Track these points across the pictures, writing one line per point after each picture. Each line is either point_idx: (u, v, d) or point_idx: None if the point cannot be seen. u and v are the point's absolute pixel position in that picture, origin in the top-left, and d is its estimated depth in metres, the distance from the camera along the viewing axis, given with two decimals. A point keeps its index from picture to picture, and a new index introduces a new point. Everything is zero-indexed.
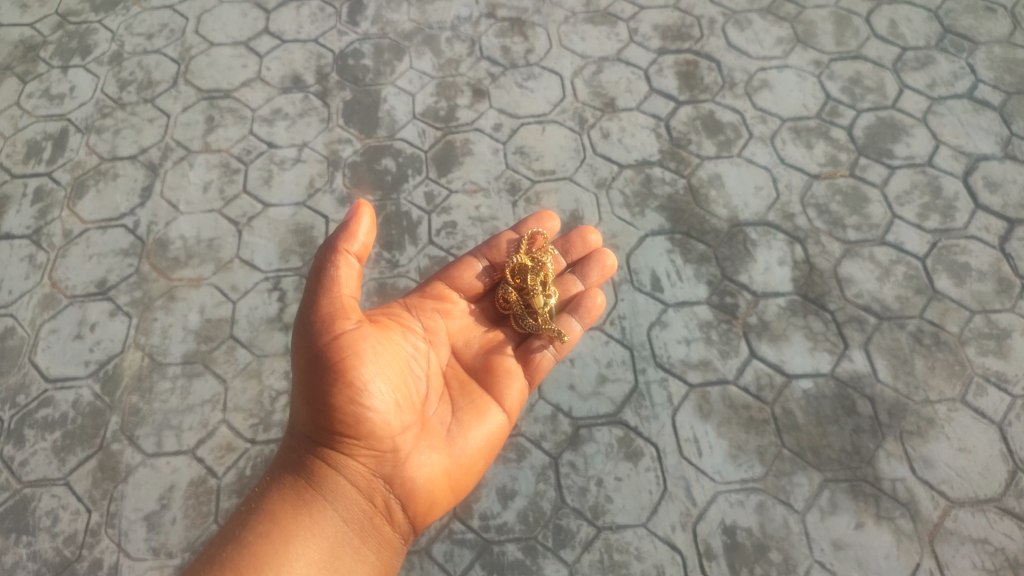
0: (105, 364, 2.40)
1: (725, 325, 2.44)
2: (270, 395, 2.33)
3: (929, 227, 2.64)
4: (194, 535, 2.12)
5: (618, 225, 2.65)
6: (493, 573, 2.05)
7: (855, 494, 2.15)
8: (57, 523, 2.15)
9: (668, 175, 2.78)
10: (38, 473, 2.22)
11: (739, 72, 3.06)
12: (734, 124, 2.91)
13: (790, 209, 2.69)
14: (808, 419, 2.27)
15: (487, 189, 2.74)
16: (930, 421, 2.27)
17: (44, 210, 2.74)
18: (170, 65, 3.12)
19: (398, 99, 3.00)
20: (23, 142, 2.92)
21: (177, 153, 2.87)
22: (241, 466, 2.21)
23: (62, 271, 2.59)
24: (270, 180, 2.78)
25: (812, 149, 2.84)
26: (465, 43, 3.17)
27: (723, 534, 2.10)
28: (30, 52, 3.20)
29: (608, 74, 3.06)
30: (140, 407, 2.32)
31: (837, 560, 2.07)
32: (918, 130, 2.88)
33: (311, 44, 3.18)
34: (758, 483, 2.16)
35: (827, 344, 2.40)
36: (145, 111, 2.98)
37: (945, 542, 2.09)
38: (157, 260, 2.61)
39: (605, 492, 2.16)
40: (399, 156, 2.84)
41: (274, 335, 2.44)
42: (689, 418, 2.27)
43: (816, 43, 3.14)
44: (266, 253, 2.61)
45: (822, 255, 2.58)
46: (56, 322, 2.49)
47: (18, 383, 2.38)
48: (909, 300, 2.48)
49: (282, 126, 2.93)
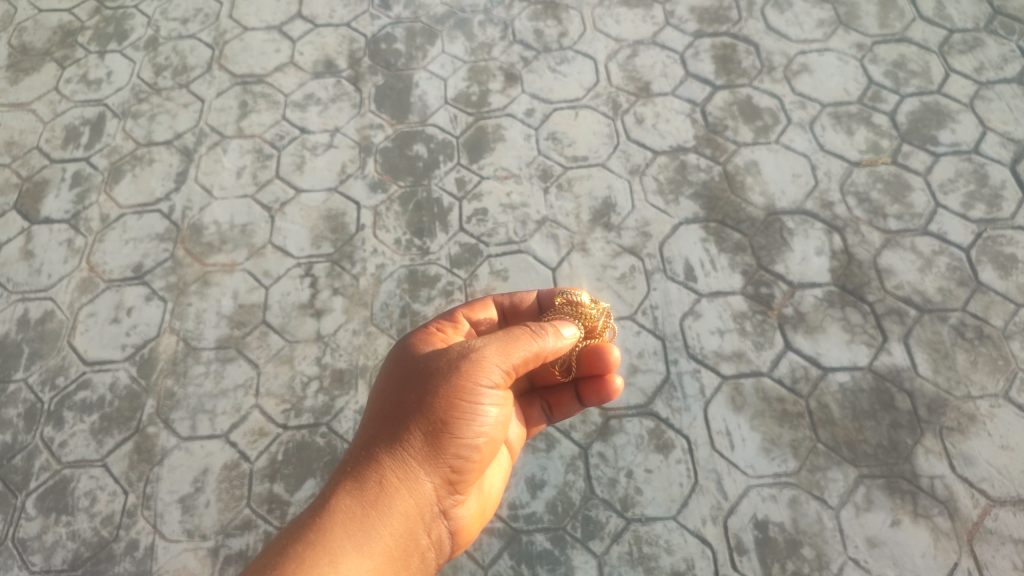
0: (141, 348, 2.44)
1: (760, 316, 2.40)
2: (301, 380, 2.35)
3: (974, 217, 2.56)
4: (227, 519, 2.15)
5: (652, 213, 2.62)
6: (521, 563, 2.05)
7: (891, 490, 2.11)
8: (95, 504, 2.19)
9: (703, 162, 2.73)
10: (77, 454, 2.26)
11: (779, 55, 2.99)
12: (772, 110, 2.84)
13: (829, 197, 2.63)
14: (844, 412, 2.23)
15: (519, 175, 2.72)
16: (971, 417, 2.21)
17: (82, 194, 2.78)
18: (204, 50, 3.13)
19: (430, 84, 2.98)
20: (62, 127, 2.96)
21: (212, 138, 2.88)
22: (273, 451, 2.24)
23: (99, 256, 2.63)
24: (302, 165, 2.79)
25: (853, 135, 2.77)
26: (498, 26, 3.13)
27: (755, 528, 2.07)
28: (68, 37, 3.23)
29: (642, 58, 3.01)
30: (175, 391, 2.36)
31: (871, 558, 2.03)
32: (965, 116, 2.78)
33: (344, 29, 3.16)
34: (791, 478, 2.13)
35: (865, 337, 2.35)
36: (180, 96, 3.00)
37: (984, 542, 2.04)
38: (192, 245, 2.63)
39: (635, 484, 2.15)
40: (430, 141, 2.82)
41: (306, 322, 2.46)
42: (721, 411, 2.24)
43: (859, 26, 3.05)
44: (298, 239, 2.62)
45: (861, 245, 2.52)
46: (94, 305, 2.53)
47: (57, 365, 2.42)
48: (951, 292, 2.42)
49: (314, 111, 2.93)
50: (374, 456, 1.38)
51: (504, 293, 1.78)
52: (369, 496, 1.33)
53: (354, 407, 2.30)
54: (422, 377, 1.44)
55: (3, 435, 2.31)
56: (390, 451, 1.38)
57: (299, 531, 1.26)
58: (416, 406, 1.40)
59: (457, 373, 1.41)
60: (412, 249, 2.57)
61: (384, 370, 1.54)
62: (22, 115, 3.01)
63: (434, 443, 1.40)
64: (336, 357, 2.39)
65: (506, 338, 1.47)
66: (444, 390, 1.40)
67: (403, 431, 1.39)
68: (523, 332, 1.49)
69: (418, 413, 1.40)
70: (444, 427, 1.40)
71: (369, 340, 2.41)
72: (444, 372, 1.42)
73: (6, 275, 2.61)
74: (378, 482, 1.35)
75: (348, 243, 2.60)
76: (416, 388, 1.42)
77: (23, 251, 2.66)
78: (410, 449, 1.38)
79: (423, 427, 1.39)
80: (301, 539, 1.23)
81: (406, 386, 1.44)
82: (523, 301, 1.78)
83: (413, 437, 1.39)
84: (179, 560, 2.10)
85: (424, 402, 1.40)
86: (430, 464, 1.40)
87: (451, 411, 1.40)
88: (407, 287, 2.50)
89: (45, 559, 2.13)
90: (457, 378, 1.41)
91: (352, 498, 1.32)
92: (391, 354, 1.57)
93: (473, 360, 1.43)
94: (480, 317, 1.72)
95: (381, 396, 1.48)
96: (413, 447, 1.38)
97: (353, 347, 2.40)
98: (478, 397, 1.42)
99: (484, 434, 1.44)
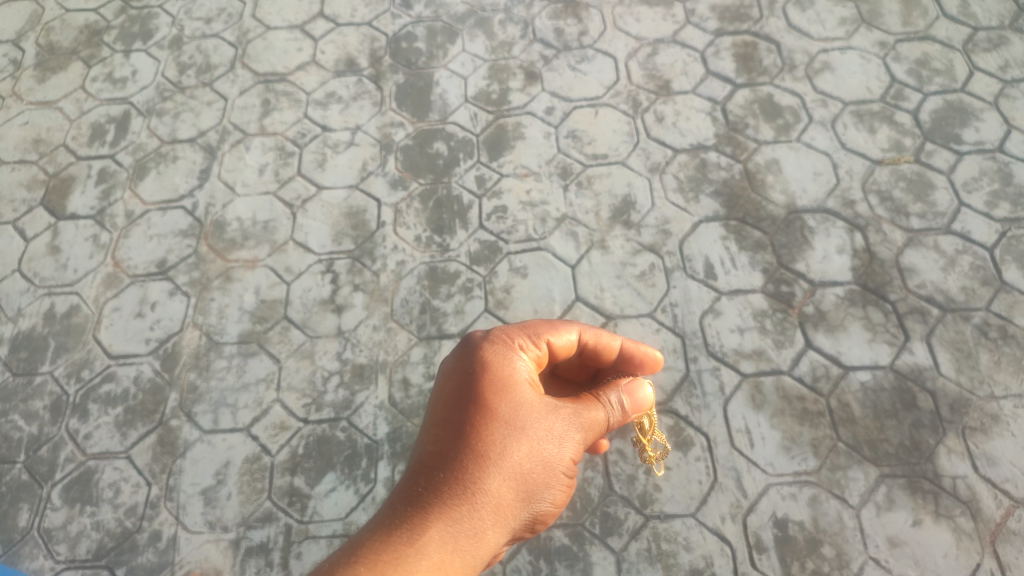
0: (165, 342, 2.47)
1: (780, 315, 2.39)
2: (322, 374, 2.37)
3: (998, 216, 2.54)
4: (249, 511, 2.18)
5: (672, 210, 2.61)
6: (540, 559, 2.06)
7: (913, 490, 2.09)
8: (119, 495, 2.22)
9: (724, 160, 2.72)
10: (102, 446, 2.30)
11: (800, 54, 2.97)
12: (794, 108, 2.83)
13: (851, 195, 2.61)
14: (865, 412, 2.21)
15: (539, 173, 2.73)
16: (994, 417, 2.19)
17: (107, 191, 2.81)
18: (227, 49, 3.16)
19: (451, 82, 2.99)
20: (88, 125, 3.00)
21: (234, 136, 2.91)
22: (294, 444, 2.26)
23: (124, 251, 2.66)
24: (323, 163, 2.81)
25: (876, 134, 2.75)
26: (519, 25, 3.14)
27: (774, 527, 2.07)
28: (94, 36, 3.28)
29: (663, 56, 3.00)
30: (198, 384, 2.38)
31: (892, 558, 2.02)
32: (989, 114, 2.76)
33: (365, 28, 3.19)
34: (811, 476, 2.12)
35: (887, 336, 2.33)
36: (204, 94, 3.04)
37: (1008, 543, 2.02)
38: (215, 241, 2.66)
39: (654, 481, 2.14)
40: (451, 139, 2.84)
41: (328, 317, 2.48)
42: (741, 409, 2.23)
43: (882, 23, 3.03)
44: (320, 236, 2.64)
45: (883, 244, 2.50)
46: (119, 300, 2.56)
47: (83, 358, 2.46)
48: (974, 292, 2.39)
49: (336, 109, 2.95)
50: (466, 499, 1.28)
51: (589, 327, 1.57)
52: (457, 544, 1.23)
53: (374, 402, 2.31)
54: (521, 427, 1.37)
55: (30, 426, 2.35)
56: (485, 501, 1.29)
57: (385, 571, 1.11)
58: (516, 464, 1.34)
59: (553, 449, 1.38)
60: (432, 247, 2.59)
61: (459, 385, 1.39)
62: (49, 113, 3.06)
63: (521, 505, 1.35)
64: (356, 352, 2.41)
65: (594, 412, 1.47)
66: (545, 459, 1.37)
67: (499, 483, 1.31)
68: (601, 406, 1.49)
69: (515, 473, 1.34)
70: (535, 492, 1.36)
71: (389, 335, 2.43)
72: (548, 440, 1.38)
73: (33, 269, 2.65)
74: (471, 531, 1.25)
75: (368, 240, 2.62)
76: (519, 443, 1.35)
77: (50, 246, 2.70)
78: (498, 503, 1.31)
79: (514, 486, 1.33)
80: None
81: (507, 434, 1.35)
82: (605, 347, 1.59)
83: (508, 494, 1.32)
84: (201, 552, 2.13)
85: (527, 465, 1.35)
86: (510, 523, 1.33)
87: (545, 482, 1.37)
88: (427, 282, 2.52)
89: (69, 548, 2.16)
90: (559, 454, 1.39)
91: (443, 545, 1.21)
92: (466, 367, 1.41)
93: (571, 437, 1.41)
94: (557, 341, 1.52)
95: (461, 422, 1.34)
96: (506, 502, 1.32)
97: (373, 343, 2.42)
98: (563, 476, 1.40)
99: (558, 505, 1.43)
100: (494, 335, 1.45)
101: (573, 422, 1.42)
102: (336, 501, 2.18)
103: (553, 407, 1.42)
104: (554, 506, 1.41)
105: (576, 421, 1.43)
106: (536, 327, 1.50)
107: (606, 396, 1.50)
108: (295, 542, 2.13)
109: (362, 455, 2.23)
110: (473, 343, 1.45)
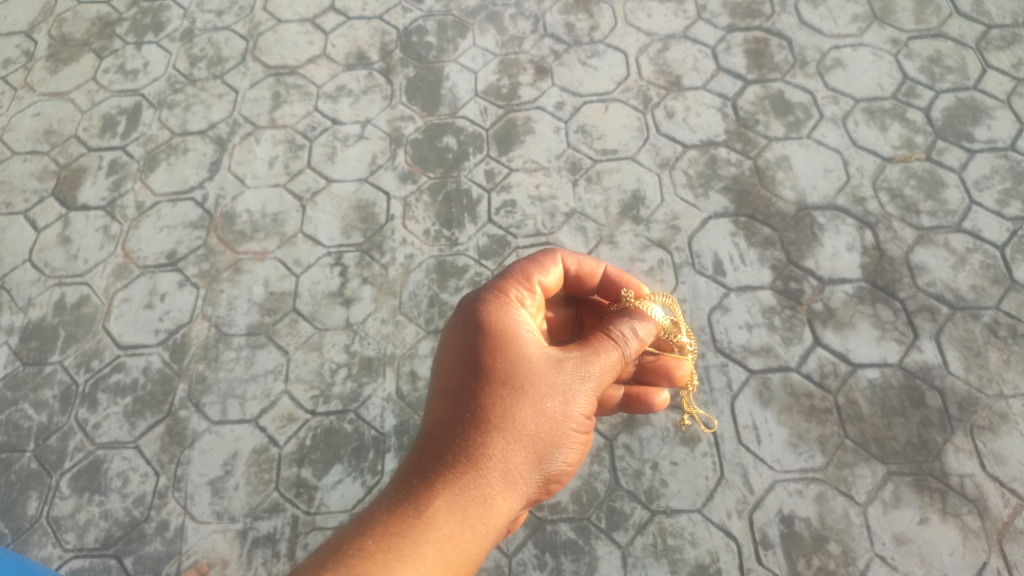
0: (174, 333, 2.48)
1: (789, 312, 2.38)
2: (330, 367, 2.38)
3: (1009, 215, 2.52)
4: (256, 501, 2.19)
5: (681, 206, 2.61)
6: (545, 552, 2.06)
7: (920, 488, 2.09)
8: (128, 484, 2.24)
9: (733, 156, 2.71)
10: (111, 436, 2.31)
11: (812, 50, 2.96)
12: (805, 105, 2.82)
13: (861, 193, 2.60)
14: (873, 409, 2.21)
15: (548, 167, 2.73)
16: (1002, 416, 2.18)
17: (118, 182, 2.83)
18: (238, 42, 3.17)
19: (461, 76, 2.99)
20: (99, 116, 3.01)
21: (245, 129, 2.92)
22: (301, 436, 2.27)
23: (134, 243, 2.68)
24: (333, 156, 2.82)
25: (887, 131, 2.73)
26: (529, 20, 3.13)
27: (780, 523, 2.07)
28: (106, 28, 3.29)
29: (673, 52, 3.00)
30: (207, 375, 2.40)
31: (898, 555, 2.02)
32: (1001, 112, 2.74)
33: (376, 21, 3.19)
34: (818, 473, 2.12)
35: (895, 334, 2.32)
36: (215, 86, 3.04)
37: (1015, 542, 2.02)
38: (224, 233, 2.67)
39: (660, 476, 2.15)
40: (460, 133, 2.84)
41: (336, 310, 2.48)
42: (748, 405, 2.23)
43: (895, 21, 3.01)
44: (329, 228, 2.65)
45: (892, 241, 2.49)
46: (129, 291, 2.58)
47: (93, 349, 2.47)
48: (984, 290, 2.38)
49: (346, 103, 2.96)
50: (472, 467, 1.25)
51: (570, 255, 1.57)
52: (466, 514, 1.21)
53: (381, 394, 2.32)
54: (526, 387, 1.32)
55: (40, 415, 2.37)
56: (492, 467, 1.27)
57: (395, 539, 1.13)
58: (522, 425, 1.30)
59: (562, 403, 1.33)
60: (441, 240, 2.59)
61: (461, 347, 1.36)
62: (61, 104, 3.07)
63: (534, 465, 1.32)
64: (364, 345, 2.41)
65: (604, 353, 1.39)
66: (552, 417, 1.32)
67: (506, 447, 1.28)
68: (615, 344, 1.41)
69: (523, 433, 1.30)
70: (546, 452, 1.33)
71: (397, 328, 2.43)
72: (554, 396, 1.32)
73: (44, 259, 2.67)
74: (479, 499, 1.24)
75: (377, 233, 2.63)
76: (524, 403, 1.30)
77: (61, 237, 2.72)
78: (507, 466, 1.28)
79: (524, 447, 1.30)
80: (392, 548, 1.11)
81: (509, 394, 1.30)
82: (590, 273, 1.60)
83: (517, 455, 1.29)
84: (209, 541, 2.14)
85: (533, 425, 1.30)
86: (524, 485, 1.31)
87: (556, 440, 1.33)
88: (435, 276, 2.52)
89: (78, 537, 2.18)
90: (567, 409, 1.33)
91: (452, 511, 1.20)
92: (466, 329, 1.37)
93: (580, 389, 1.34)
94: (547, 282, 1.51)
95: (464, 389, 1.32)
96: (515, 466, 1.29)
97: (381, 336, 2.43)
98: (574, 431, 1.35)
99: (575, 461, 1.39)
100: (489, 294, 1.40)
101: (581, 372, 1.35)
102: (343, 492, 2.18)
103: (557, 359, 1.35)
104: (569, 462, 1.37)
105: (585, 367, 1.36)
106: (524, 268, 1.48)
107: (615, 332, 1.42)
108: (302, 533, 2.14)
109: (369, 448, 2.24)
110: (471, 302, 1.42)
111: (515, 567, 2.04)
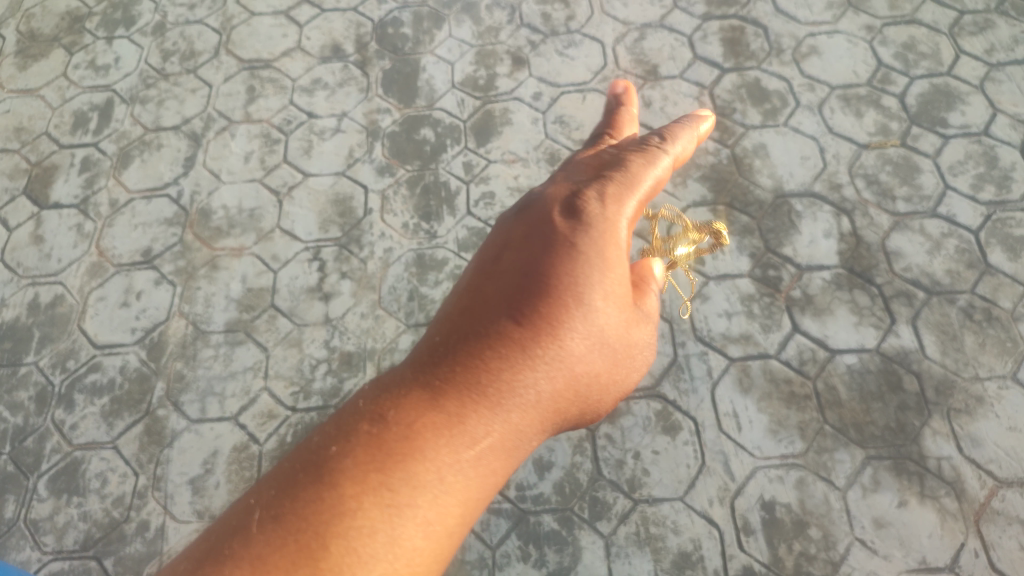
0: (151, 331, 2.45)
1: (768, 299, 2.39)
2: (310, 363, 2.36)
3: (983, 200, 2.55)
4: (237, 499, 2.17)
5: (660, 196, 2.61)
6: (529, 544, 2.06)
7: (898, 471, 2.11)
8: (106, 485, 2.21)
9: (711, 145, 2.72)
10: (88, 437, 2.29)
11: (787, 38, 2.97)
12: (781, 92, 2.83)
13: (837, 179, 2.61)
14: (851, 394, 2.23)
15: (526, 158, 2.72)
16: (978, 398, 2.21)
17: (91, 179, 2.79)
18: (211, 35, 3.13)
19: (437, 68, 2.97)
20: (70, 113, 2.96)
21: (219, 124, 2.89)
22: (282, 433, 2.25)
23: (108, 241, 2.64)
24: (310, 150, 2.79)
25: (863, 118, 2.75)
26: (505, 10, 3.12)
27: (761, 509, 2.08)
28: (76, 23, 3.24)
29: (650, 41, 2.99)
30: (185, 374, 2.37)
31: (878, 538, 2.04)
32: (975, 97, 2.76)
33: (351, 13, 3.16)
34: (798, 459, 2.14)
35: (873, 319, 2.34)
36: (188, 81, 3.00)
37: (992, 523, 2.04)
38: (200, 229, 2.64)
39: (642, 465, 2.15)
40: (437, 125, 2.82)
41: (315, 305, 2.47)
42: (728, 393, 2.24)
43: (869, 7, 3.02)
44: (307, 223, 2.63)
45: (869, 227, 2.51)
46: (104, 290, 2.54)
47: (68, 349, 2.44)
48: (960, 274, 2.41)
49: (321, 96, 2.93)
50: (498, 396, 0.91)
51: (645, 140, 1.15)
52: (485, 456, 0.87)
53: None
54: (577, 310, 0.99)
55: (15, 417, 2.34)
56: (525, 402, 0.93)
57: (386, 475, 0.79)
58: (575, 353, 0.98)
59: (620, 333, 1.03)
60: (419, 234, 2.58)
61: (515, 248, 1.03)
62: (31, 101, 3.02)
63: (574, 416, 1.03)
64: (344, 340, 2.40)
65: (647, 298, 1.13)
66: (607, 352, 1.02)
67: (553, 380, 0.96)
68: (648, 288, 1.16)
69: (573, 371, 0.98)
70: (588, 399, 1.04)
71: (377, 323, 2.42)
72: (610, 330, 1.01)
73: (17, 259, 2.63)
74: (506, 440, 0.90)
75: (355, 227, 2.61)
76: (577, 327, 0.98)
77: (33, 236, 2.68)
78: (549, 402, 0.96)
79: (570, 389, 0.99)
80: (391, 482, 0.79)
81: (561, 311, 0.97)
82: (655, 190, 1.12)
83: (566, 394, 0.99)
84: (190, 541, 2.13)
85: (586, 356, 0.99)
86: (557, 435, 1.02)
87: (603, 387, 1.04)
88: (414, 270, 2.51)
89: (57, 539, 2.15)
90: (622, 346, 1.04)
91: (476, 445, 0.86)
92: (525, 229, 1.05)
93: (636, 326, 1.07)
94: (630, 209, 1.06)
95: (511, 296, 0.98)
96: (556, 406, 0.98)
97: (361, 330, 2.41)
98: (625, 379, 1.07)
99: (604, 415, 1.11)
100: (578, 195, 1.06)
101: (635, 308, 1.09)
102: None
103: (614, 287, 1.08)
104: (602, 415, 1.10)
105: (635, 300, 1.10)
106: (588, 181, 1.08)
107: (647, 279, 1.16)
108: None
109: None
110: (531, 198, 1.10)
111: (499, 559, 2.04)
